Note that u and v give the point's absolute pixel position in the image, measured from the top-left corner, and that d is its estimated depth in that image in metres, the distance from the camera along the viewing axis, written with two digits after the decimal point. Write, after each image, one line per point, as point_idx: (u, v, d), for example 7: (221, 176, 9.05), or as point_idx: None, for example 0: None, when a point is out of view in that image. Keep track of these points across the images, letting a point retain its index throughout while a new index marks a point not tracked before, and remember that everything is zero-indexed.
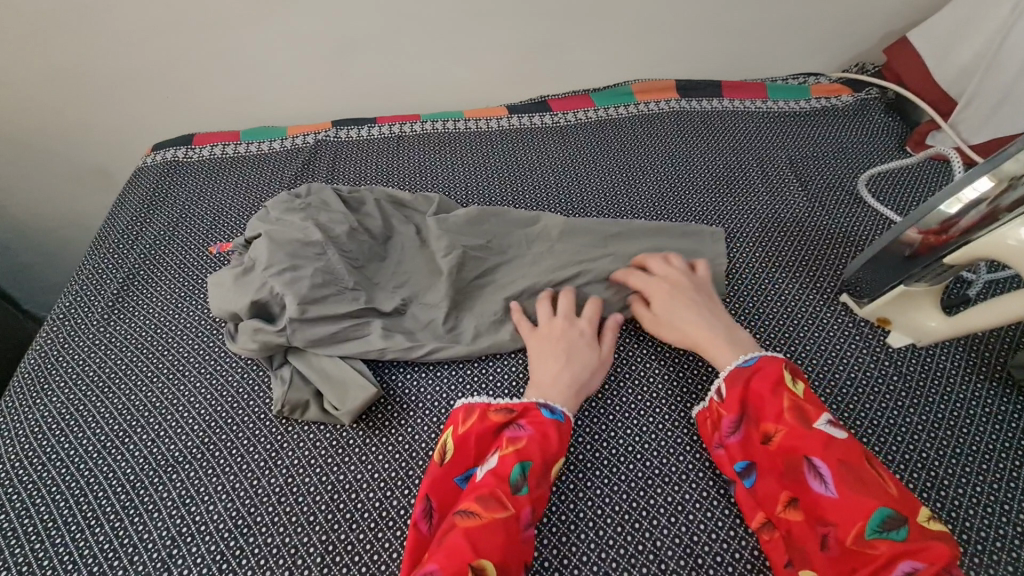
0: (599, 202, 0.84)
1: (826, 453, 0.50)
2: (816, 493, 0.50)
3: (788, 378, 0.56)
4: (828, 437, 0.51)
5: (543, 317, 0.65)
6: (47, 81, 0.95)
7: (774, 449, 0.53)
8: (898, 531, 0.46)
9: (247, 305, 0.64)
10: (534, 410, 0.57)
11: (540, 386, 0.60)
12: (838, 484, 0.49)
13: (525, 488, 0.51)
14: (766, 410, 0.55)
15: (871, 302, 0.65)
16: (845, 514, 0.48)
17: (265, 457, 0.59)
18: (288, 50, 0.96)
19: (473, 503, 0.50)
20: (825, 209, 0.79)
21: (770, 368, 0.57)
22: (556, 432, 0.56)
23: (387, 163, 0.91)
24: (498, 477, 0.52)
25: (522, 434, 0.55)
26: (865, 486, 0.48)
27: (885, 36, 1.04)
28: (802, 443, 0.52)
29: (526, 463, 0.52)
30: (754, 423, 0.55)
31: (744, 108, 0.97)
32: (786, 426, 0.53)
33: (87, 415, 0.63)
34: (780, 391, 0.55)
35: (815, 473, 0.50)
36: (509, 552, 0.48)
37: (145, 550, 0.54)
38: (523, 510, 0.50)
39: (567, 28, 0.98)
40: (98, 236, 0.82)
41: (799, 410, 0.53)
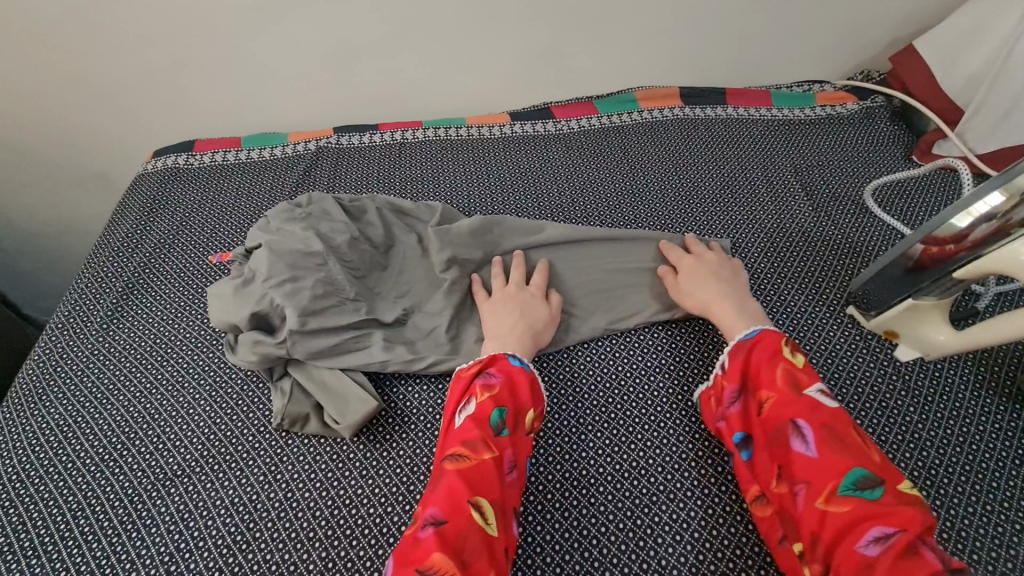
0: (602, 211, 0.84)
1: (811, 417, 0.51)
2: (798, 455, 0.50)
3: (785, 349, 0.57)
4: (816, 403, 0.52)
5: (494, 284, 0.69)
6: (47, 87, 0.95)
7: (764, 417, 0.54)
8: (872, 491, 0.46)
9: (247, 317, 0.63)
10: (500, 357, 0.59)
11: (496, 338, 0.63)
12: (819, 445, 0.49)
13: (506, 429, 0.53)
14: (761, 380, 0.56)
15: (878, 315, 0.64)
16: (824, 474, 0.48)
17: (264, 471, 0.58)
18: (290, 56, 0.95)
19: (460, 446, 0.52)
20: (831, 219, 0.79)
21: (767, 338, 0.58)
22: (527, 378, 0.58)
23: (389, 170, 0.90)
24: (479, 421, 0.53)
25: (495, 382, 0.57)
26: (846, 450, 0.49)
27: (891, 43, 1.03)
28: (789, 409, 0.52)
29: (504, 408, 0.55)
30: (748, 392, 0.57)
31: (748, 116, 0.96)
32: (776, 395, 0.54)
33: (85, 427, 0.63)
34: (774, 360, 0.56)
35: (798, 436, 0.51)
36: (501, 492, 0.50)
37: (142, 566, 0.53)
38: (506, 452, 0.52)
39: (571, 34, 0.98)
40: (98, 245, 0.82)
41: (792, 378, 0.54)
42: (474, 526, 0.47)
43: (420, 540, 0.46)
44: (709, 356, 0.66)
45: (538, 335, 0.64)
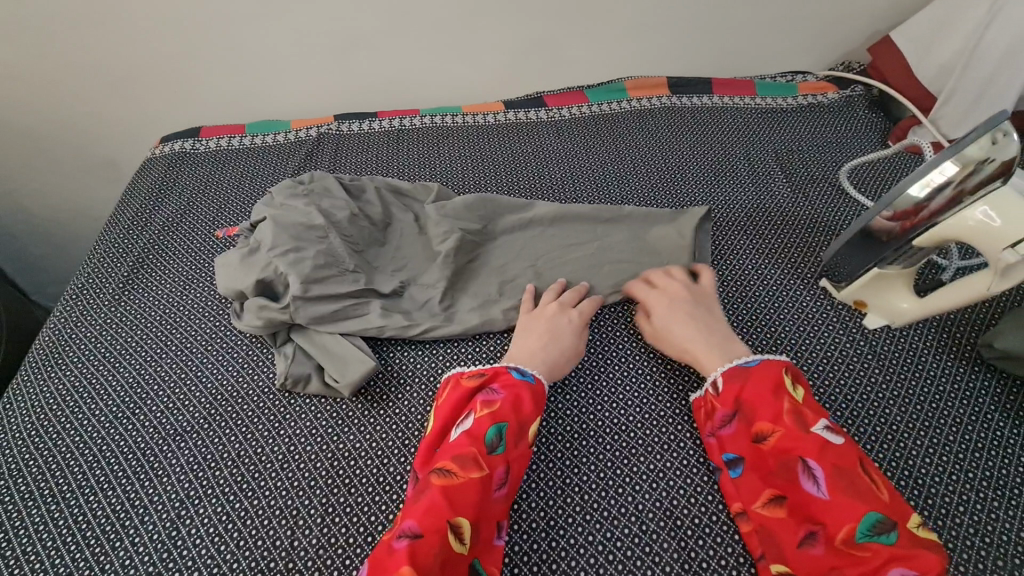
0: (591, 192, 0.88)
1: (821, 457, 0.50)
2: (809, 494, 0.50)
3: (787, 381, 0.56)
4: (824, 442, 0.51)
5: (546, 299, 0.69)
6: (59, 74, 0.99)
7: (768, 448, 0.53)
8: (888, 535, 0.46)
9: (252, 284, 0.67)
10: (502, 370, 0.60)
11: (520, 354, 0.63)
12: (829, 487, 0.49)
13: (501, 448, 0.54)
14: (761, 410, 0.55)
15: (847, 286, 0.68)
16: (835, 515, 0.48)
17: (268, 427, 0.62)
18: (293, 45, 0.99)
19: (449, 461, 0.53)
20: (809, 200, 0.82)
21: (770, 369, 0.57)
22: (531, 395, 0.58)
23: (387, 155, 0.94)
24: (474, 437, 0.54)
25: (497, 398, 0.57)
26: (858, 491, 0.48)
27: (871, 35, 1.07)
28: (797, 445, 0.52)
29: (501, 426, 0.55)
30: (748, 419, 0.56)
31: (733, 104, 1.00)
32: (782, 428, 0.53)
33: (100, 388, 0.66)
34: (778, 395, 0.55)
35: (808, 474, 0.51)
36: (482, 509, 0.51)
37: (155, 511, 0.57)
38: (496, 470, 0.53)
39: (563, 26, 1.02)
40: (109, 223, 0.85)
41: (797, 415, 0.53)
42: (449, 545, 0.48)
43: (395, 550, 0.47)
44: None
45: (557, 370, 0.63)
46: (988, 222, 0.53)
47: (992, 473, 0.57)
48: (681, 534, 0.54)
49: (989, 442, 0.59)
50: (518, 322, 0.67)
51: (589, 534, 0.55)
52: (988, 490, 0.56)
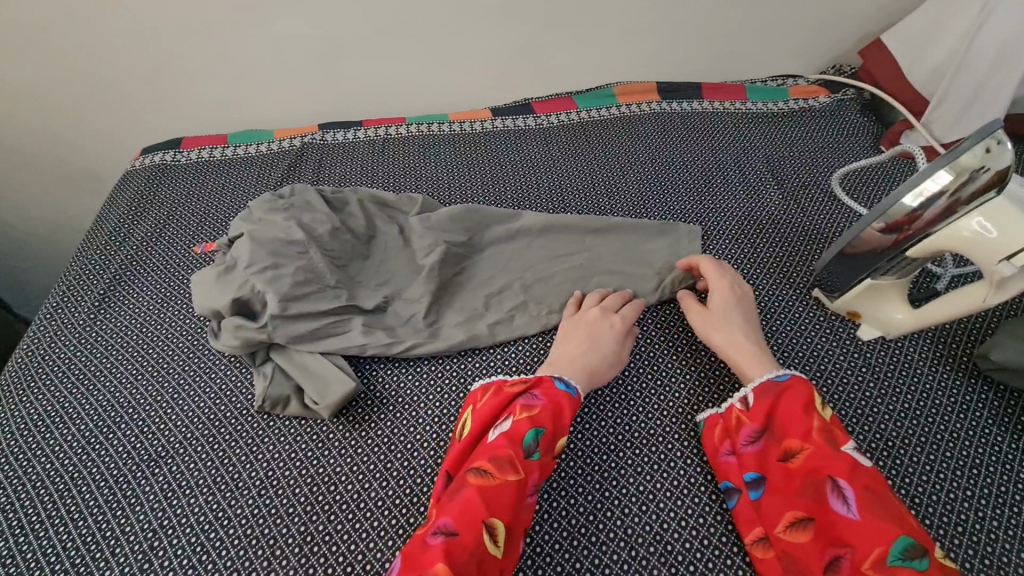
0: (580, 202, 0.86)
1: (851, 477, 0.49)
2: (838, 515, 0.47)
3: (817, 399, 0.54)
4: (855, 463, 0.49)
5: (589, 303, 0.68)
6: (35, 86, 0.97)
7: (796, 466, 0.51)
8: (920, 561, 0.43)
9: (229, 303, 0.65)
10: (548, 379, 0.59)
11: (560, 363, 0.62)
12: (860, 507, 0.47)
13: (539, 453, 0.53)
14: (792, 428, 0.53)
15: (840, 296, 0.67)
16: (865, 538, 0.46)
17: (246, 452, 0.60)
18: (275, 54, 0.97)
19: (486, 462, 0.52)
20: (801, 207, 0.81)
21: (798, 388, 0.55)
22: (572, 404, 0.57)
23: (372, 165, 0.92)
24: (513, 439, 0.53)
25: (538, 403, 0.56)
26: (890, 514, 0.46)
27: (862, 37, 1.06)
28: (826, 464, 0.50)
29: (541, 430, 0.54)
30: (775, 437, 0.54)
31: (723, 109, 0.99)
32: (811, 446, 0.51)
33: (72, 412, 0.64)
34: (808, 412, 0.53)
35: (836, 494, 0.48)
36: (517, 514, 0.50)
37: (127, 542, 0.55)
38: (532, 476, 0.52)
39: (550, 31, 1.00)
40: (86, 239, 0.83)
41: (827, 433, 0.51)
42: (483, 546, 0.47)
43: (430, 546, 0.46)
44: (680, 337, 0.68)
45: (598, 380, 0.61)
46: (983, 233, 0.52)
47: (990, 490, 0.55)
48: (672, 560, 0.52)
49: (987, 457, 0.57)
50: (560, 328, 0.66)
51: (577, 561, 0.53)
52: (986, 508, 0.54)
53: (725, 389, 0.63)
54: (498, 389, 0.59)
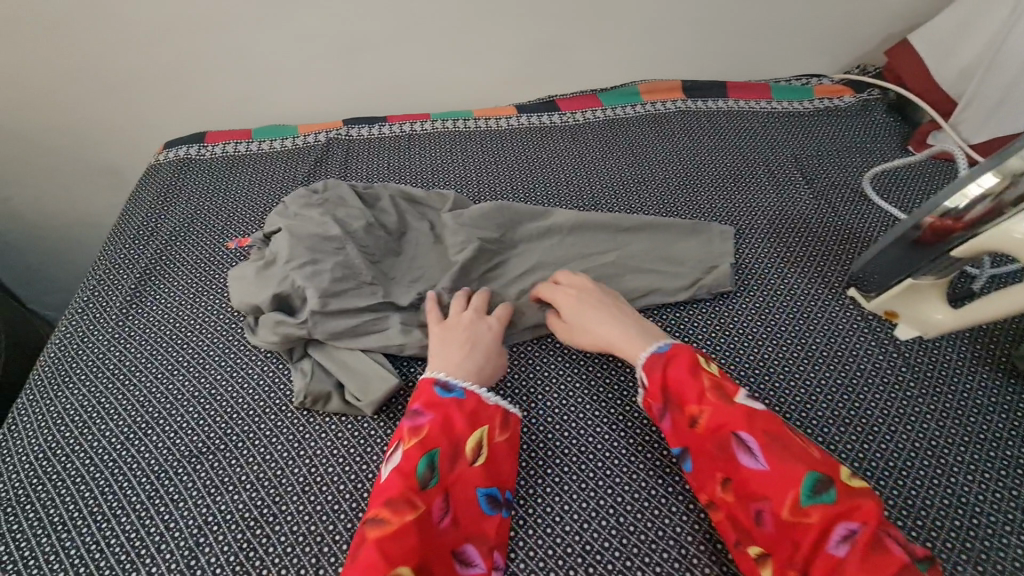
0: (609, 199, 0.86)
1: (749, 426, 0.51)
2: (748, 469, 0.50)
3: (700, 359, 0.57)
4: (749, 411, 0.52)
5: (455, 309, 0.67)
6: (53, 78, 0.95)
7: (701, 432, 0.53)
8: (827, 494, 0.47)
9: (269, 299, 0.64)
10: (425, 384, 0.59)
11: (446, 363, 0.61)
12: (766, 456, 0.50)
13: (434, 478, 0.52)
14: (687, 393, 0.55)
15: (878, 296, 0.67)
16: (778, 485, 0.48)
17: (288, 448, 0.60)
18: (299, 49, 0.97)
19: (381, 509, 0.50)
20: (832, 206, 0.81)
21: (681, 353, 0.58)
22: (461, 414, 0.56)
23: (399, 162, 0.92)
24: (406, 473, 0.52)
25: (424, 422, 0.55)
26: (791, 453, 0.49)
27: (886, 37, 1.06)
28: (727, 421, 0.52)
29: (433, 453, 0.53)
30: (678, 408, 0.56)
31: (749, 108, 0.99)
32: (708, 407, 0.53)
33: (109, 408, 0.64)
34: (695, 374, 0.56)
35: (742, 449, 0.51)
36: (428, 547, 0.49)
37: (173, 539, 0.54)
38: (435, 501, 0.51)
39: (576, 27, 1.00)
40: (114, 233, 0.83)
41: (719, 388, 0.54)
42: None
43: None
44: (718, 336, 0.68)
45: (487, 376, 0.62)
46: None
47: None
48: (722, 560, 0.52)
49: None
50: (431, 334, 0.64)
51: (627, 559, 0.53)
52: None
53: (766, 387, 0.63)
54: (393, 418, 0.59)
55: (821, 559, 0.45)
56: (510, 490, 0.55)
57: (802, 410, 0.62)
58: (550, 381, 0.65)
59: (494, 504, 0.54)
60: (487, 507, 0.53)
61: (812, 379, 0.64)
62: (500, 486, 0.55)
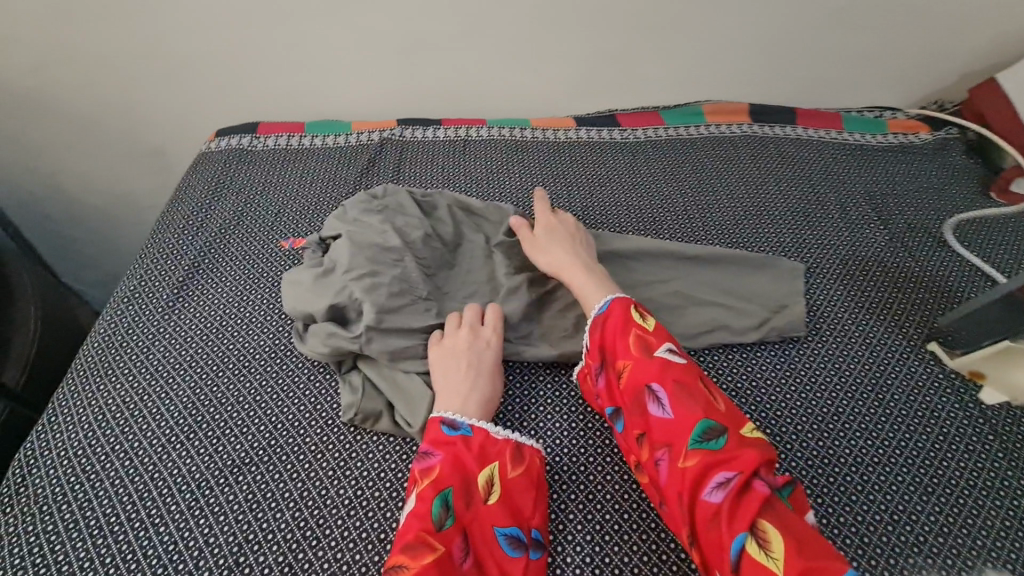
0: (671, 224, 0.82)
1: (661, 380, 0.54)
2: (654, 418, 0.53)
3: (634, 316, 0.60)
4: (665, 365, 0.55)
5: (451, 329, 0.62)
6: (112, 57, 0.94)
7: (623, 387, 0.56)
8: (717, 441, 0.50)
9: (325, 309, 0.62)
10: (432, 423, 0.57)
11: (449, 395, 0.58)
12: (671, 405, 0.53)
13: (449, 519, 0.50)
14: (617, 348, 0.58)
15: (964, 355, 0.63)
16: (677, 434, 0.51)
17: (334, 467, 0.57)
18: (359, 45, 0.94)
19: (399, 556, 0.48)
20: (909, 250, 0.77)
21: (616, 310, 0.60)
22: (472, 451, 0.54)
23: (453, 168, 0.89)
24: (421, 517, 0.50)
25: (435, 462, 0.53)
26: (695, 405, 0.52)
27: (967, 74, 1.01)
28: (643, 373, 0.55)
29: (446, 492, 0.51)
30: (607, 364, 0.59)
31: (819, 138, 0.95)
32: (630, 361, 0.56)
33: (153, 406, 0.62)
34: (624, 330, 0.58)
35: (653, 401, 0.54)
36: None
37: (212, 555, 0.52)
38: (453, 545, 0.49)
39: (644, 42, 0.97)
40: (161, 221, 0.81)
41: (643, 342, 0.57)
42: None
43: None
44: (789, 383, 0.64)
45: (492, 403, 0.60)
46: None
47: None
48: None
49: None
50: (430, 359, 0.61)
51: None
52: None
53: (841, 444, 0.59)
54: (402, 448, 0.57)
55: (698, 501, 0.48)
56: (537, 529, 0.52)
57: (880, 473, 0.57)
58: None
59: (518, 545, 0.50)
60: (510, 548, 0.50)
61: (891, 439, 0.60)
62: (523, 526, 0.52)
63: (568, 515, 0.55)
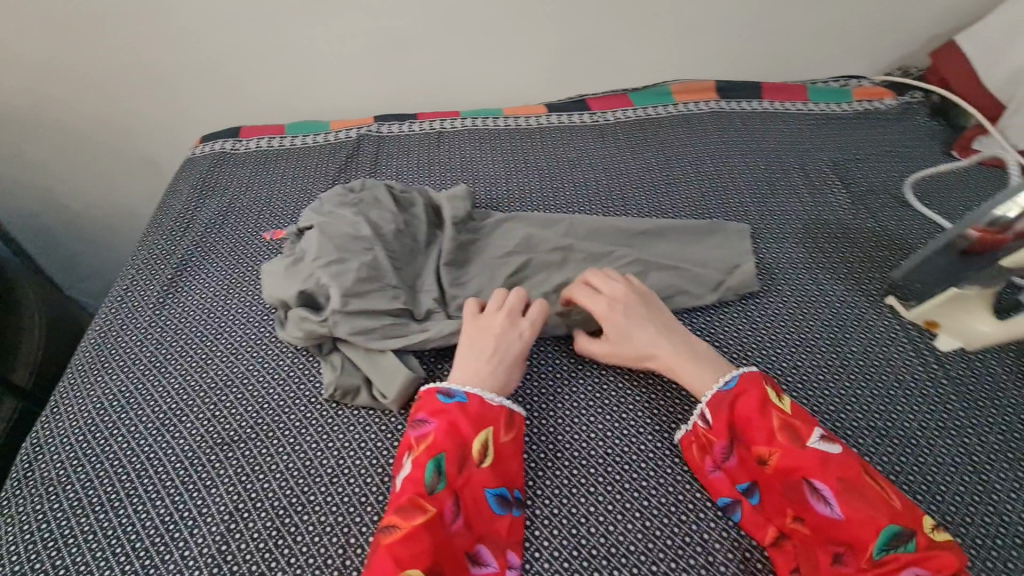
0: (639, 200, 0.85)
1: (824, 473, 0.50)
2: (823, 516, 0.50)
3: (770, 394, 0.55)
4: (823, 456, 0.51)
5: (491, 307, 0.65)
6: (98, 72, 0.98)
7: (774, 474, 0.52)
8: (906, 546, 0.46)
9: (295, 294, 0.65)
10: (429, 394, 0.59)
11: (463, 369, 0.60)
12: (840, 504, 0.49)
13: (441, 482, 0.52)
14: (756, 434, 0.54)
15: (918, 305, 0.65)
16: (854, 535, 0.48)
17: (317, 439, 0.60)
18: (334, 47, 0.98)
19: (393, 517, 0.51)
20: (870, 212, 0.79)
21: (750, 390, 0.56)
22: (466, 418, 0.56)
23: (429, 159, 0.92)
24: (415, 481, 0.52)
25: (430, 429, 0.56)
26: (870, 506, 0.48)
27: (930, 39, 1.03)
28: (799, 464, 0.51)
29: (440, 458, 0.53)
30: (744, 446, 0.55)
31: (784, 110, 0.97)
32: (778, 450, 0.52)
33: (148, 394, 0.66)
34: (766, 414, 0.54)
35: (816, 495, 0.50)
36: (442, 550, 0.49)
37: (205, 523, 0.56)
38: (444, 505, 0.52)
39: (609, 27, 0.99)
40: (151, 225, 0.85)
41: (790, 429, 0.53)
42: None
43: None
44: (750, 342, 0.67)
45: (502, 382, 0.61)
46: None
47: None
48: (750, 567, 0.53)
49: None
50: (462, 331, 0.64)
51: (653, 563, 0.53)
52: None
53: (800, 395, 0.62)
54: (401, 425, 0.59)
55: None
56: (520, 489, 0.56)
57: (836, 420, 0.60)
58: (578, 383, 0.65)
59: (504, 504, 0.54)
60: (498, 507, 0.53)
61: (848, 388, 0.62)
62: (509, 486, 0.55)
63: (538, 473, 0.58)
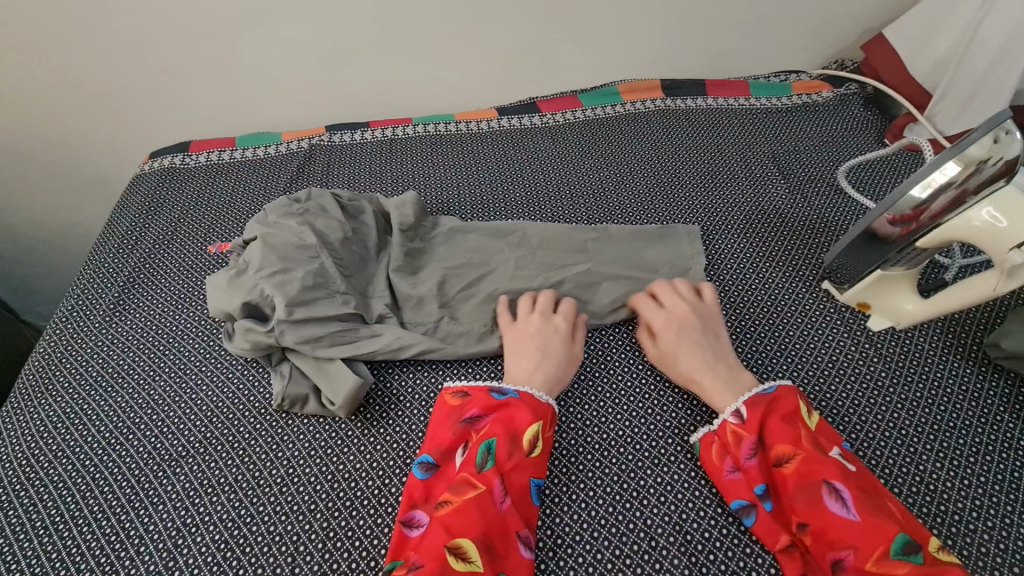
0: (589, 199, 0.87)
1: (844, 478, 0.50)
2: (836, 516, 0.49)
3: (801, 409, 0.56)
4: (843, 465, 0.52)
5: (523, 313, 0.67)
6: (40, 90, 0.96)
7: (794, 473, 0.52)
8: (916, 556, 0.46)
9: (239, 306, 0.66)
10: (481, 391, 0.60)
11: (515, 372, 0.62)
12: (857, 507, 0.49)
13: (492, 461, 0.54)
14: (779, 436, 0.54)
15: (850, 288, 0.68)
16: (867, 539, 0.47)
17: (266, 450, 0.60)
18: (283, 58, 0.98)
19: (447, 492, 0.53)
20: (808, 202, 0.82)
21: (786, 398, 0.57)
22: (525, 408, 0.57)
23: (380, 167, 0.92)
24: (469, 463, 0.55)
25: (484, 418, 0.58)
26: (883, 514, 0.48)
27: (864, 32, 1.07)
28: (819, 468, 0.51)
29: (491, 441, 0.55)
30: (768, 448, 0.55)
31: (727, 105, 0.99)
32: (802, 451, 0.53)
33: (92, 414, 0.65)
34: (794, 422, 0.55)
35: (833, 496, 0.50)
36: (489, 525, 0.50)
37: (151, 541, 0.55)
38: (493, 484, 0.53)
39: (556, 29, 1.01)
40: (98, 243, 0.84)
41: (814, 439, 0.54)
42: (451, 567, 0.47)
43: None
44: None
45: (554, 377, 0.62)
46: (994, 223, 0.54)
47: (1004, 475, 0.56)
48: (692, 550, 0.52)
49: (999, 444, 0.58)
50: (505, 339, 0.65)
51: (597, 552, 0.53)
52: (1000, 493, 0.55)
53: None
54: (438, 413, 0.60)
55: None
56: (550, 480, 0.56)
57: None
58: None
59: None
60: None
61: (785, 370, 0.65)
62: None
63: None
